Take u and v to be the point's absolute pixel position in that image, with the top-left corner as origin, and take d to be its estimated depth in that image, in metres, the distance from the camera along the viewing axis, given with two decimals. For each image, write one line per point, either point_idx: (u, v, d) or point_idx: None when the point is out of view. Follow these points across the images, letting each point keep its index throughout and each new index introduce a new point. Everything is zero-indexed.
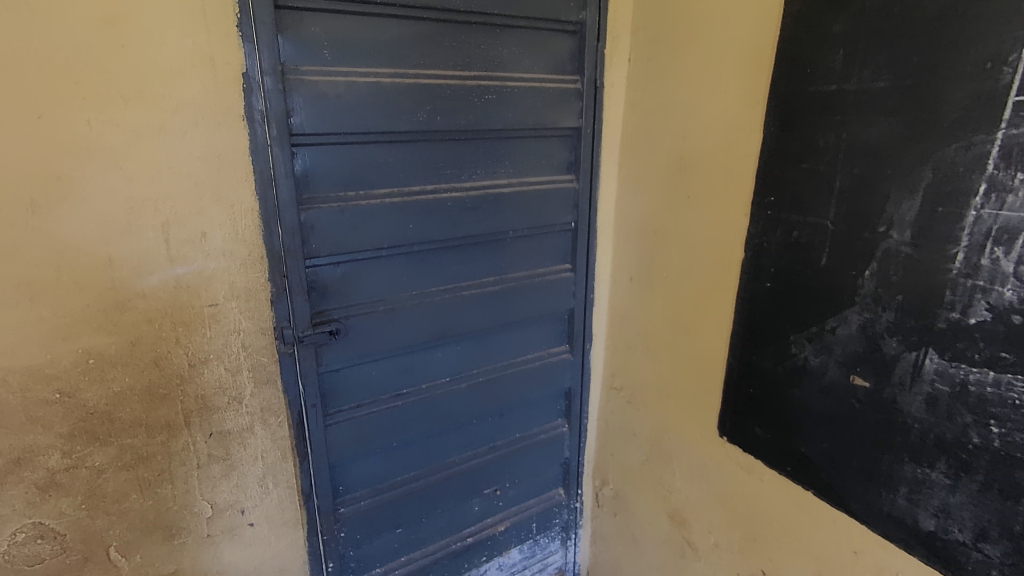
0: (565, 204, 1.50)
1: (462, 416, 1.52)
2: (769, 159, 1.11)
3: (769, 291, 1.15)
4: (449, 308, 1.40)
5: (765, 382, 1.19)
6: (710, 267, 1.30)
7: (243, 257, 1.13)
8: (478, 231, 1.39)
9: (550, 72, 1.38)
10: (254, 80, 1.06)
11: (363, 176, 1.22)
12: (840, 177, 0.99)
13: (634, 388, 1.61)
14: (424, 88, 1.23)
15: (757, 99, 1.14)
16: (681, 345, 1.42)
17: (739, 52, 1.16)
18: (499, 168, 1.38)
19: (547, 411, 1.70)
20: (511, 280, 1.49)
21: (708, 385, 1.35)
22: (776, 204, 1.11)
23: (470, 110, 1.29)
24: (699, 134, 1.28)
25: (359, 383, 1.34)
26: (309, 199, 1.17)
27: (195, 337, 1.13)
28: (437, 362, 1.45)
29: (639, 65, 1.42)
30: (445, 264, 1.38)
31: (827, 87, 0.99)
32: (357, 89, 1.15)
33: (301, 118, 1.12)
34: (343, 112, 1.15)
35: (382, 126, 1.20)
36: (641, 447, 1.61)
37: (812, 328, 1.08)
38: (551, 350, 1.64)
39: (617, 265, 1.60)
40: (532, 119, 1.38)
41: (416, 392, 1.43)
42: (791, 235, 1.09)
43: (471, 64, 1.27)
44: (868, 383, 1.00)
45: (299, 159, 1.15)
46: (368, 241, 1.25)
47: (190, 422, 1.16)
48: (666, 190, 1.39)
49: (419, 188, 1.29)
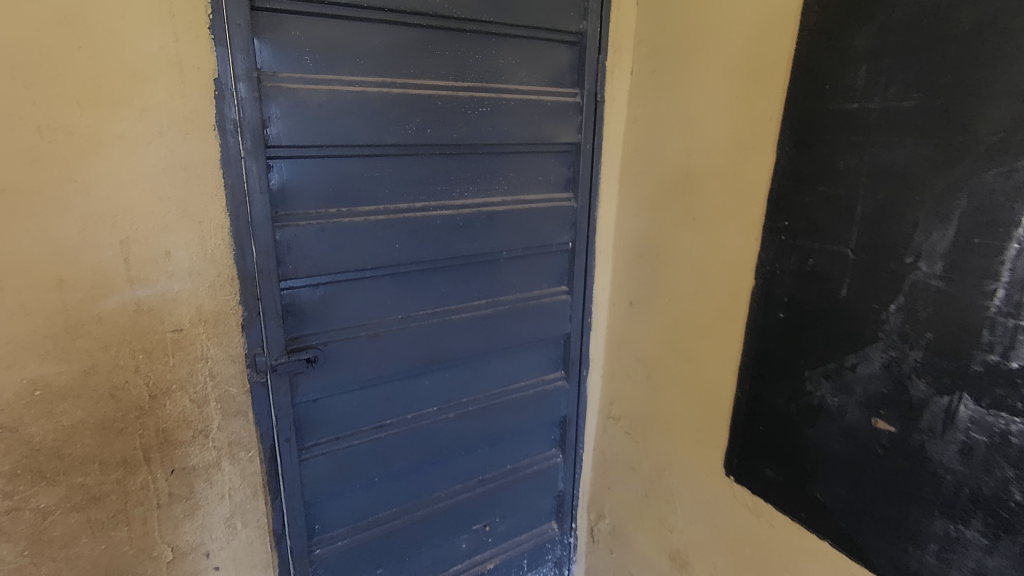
0: (562, 223, 1.42)
1: (450, 448, 1.42)
2: (782, 180, 1.04)
3: (782, 323, 1.07)
4: (438, 334, 1.31)
5: (777, 421, 1.10)
6: (716, 295, 1.22)
7: (212, 278, 1.04)
8: (470, 251, 1.30)
9: (547, 84, 1.31)
10: (227, 87, 0.97)
11: (346, 192, 1.13)
12: (862, 202, 0.91)
13: (632, 419, 1.52)
14: (414, 99, 1.14)
15: (769, 116, 1.06)
16: (684, 375, 1.33)
17: (750, 66, 1.08)
18: (493, 185, 1.30)
19: (539, 441, 1.60)
20: (505, 303, 1.40)
21: (713, 420, 1.26)
22: (791, 229, 1.03)
23: (462, 122, 1.21)
24: (705, 153, 1.20)
25: (339, 414, 1.25)
26: (286, 216, 1.08)
27: (157, 365, 1.03)
28: (423, 391, 1.35)
29: (642, 78, 1.35)
30: (433, 287, 1.29)
31: (848, 105, 0.92)
32: (340, 98, 1.07)
33: (278, 129, 1.03)
34: (324, 123, 1.07)
35: (367, 139, 1.11)
36: (640, 482, 1.52)
37: (829, 365, 0.99)
38: (546, 377, 1.55)
39: (616, 288, 1.52)
40: (528, 134, 1.30)
41: (401, 423, 1.33)
42: (807, 263, 1.01)
43: (464, 74, 1.19)
44: (892, 428, 0.91)
45: (276, 173, 1.06)
46: (350, 262, 1.16)
47: (150, 458, 1.06)
48: (670, 211, 1.31)
49: (406, 206, 1.20)
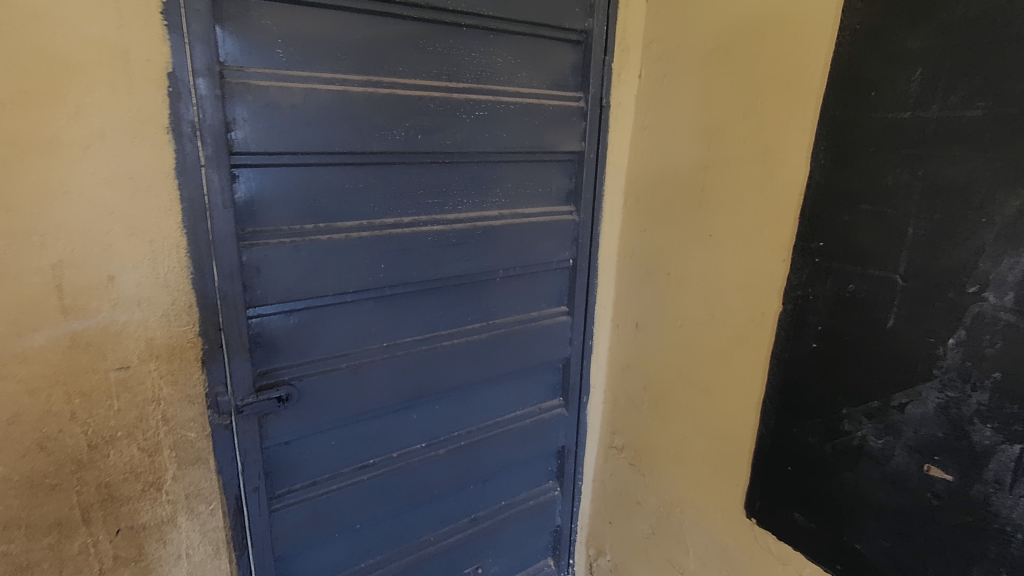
0: (562, 239, 1.30)
1: (441, 488, 1.28)
2: (818, 197, 0.93)
3: (816, 354, 0.96)
4: (426, 364, 1.17)
5: (809, 461, 0.99)
6: (736, 320, 1.11)
7: (166, 307, 0.88)
8: (463, 271, 1.17)
9: (549, 87, 1.19)
10: (183, 83, 0.82)
11: (325, 206, 0.99)
12: (914, 224, 0.81)
13: (638, 450, 1.40)
14: (403, 101, 1.01)
15: (801, 126, 0.95)
16: (697, 406, 1.22)
17: (778, 70, 0.98)
18: (489, 198, 1.18)
19: (535, 474, 1.48)
20: (500, 327, 1.28)
21: (731, 457, 1.15)
22: (827, 251, 0.93)
23: (457, 128, 1.08)
24: (724, 164, 1.09)
25: (315, 457, 1.10)
26: (254, 234, 0.94)
27: (98, 411, 0.86)
28: (411, 426, 1.21)
29: (650, 82, 1.24)
30: (423, 311, 1.16)
31: (898, 114, 0.82)
32: (318, 99, 0.93)
33: (245, 133, 0.89)
34: (299, 127, 0.92)
35: (349, 146, 0.98)
36: (646, 518, 1.40)
37: (872, 403, 0.89)
38: (543, 405, 1.43)
39: (620, 309, 1.41)
40: (528, 141, 1.18)
41: (385, 463, 1.19)
42: (846, 289, 0.91)
43: (459, 74, 1.06)
44: (949, 477, 0.81)
45: (242, 184, 0.91)
46: (329, 285, 1.01)
47: (90, 518, 0.88)
48: (682, 227, 1.20)
49: (393, 221, 1.07)
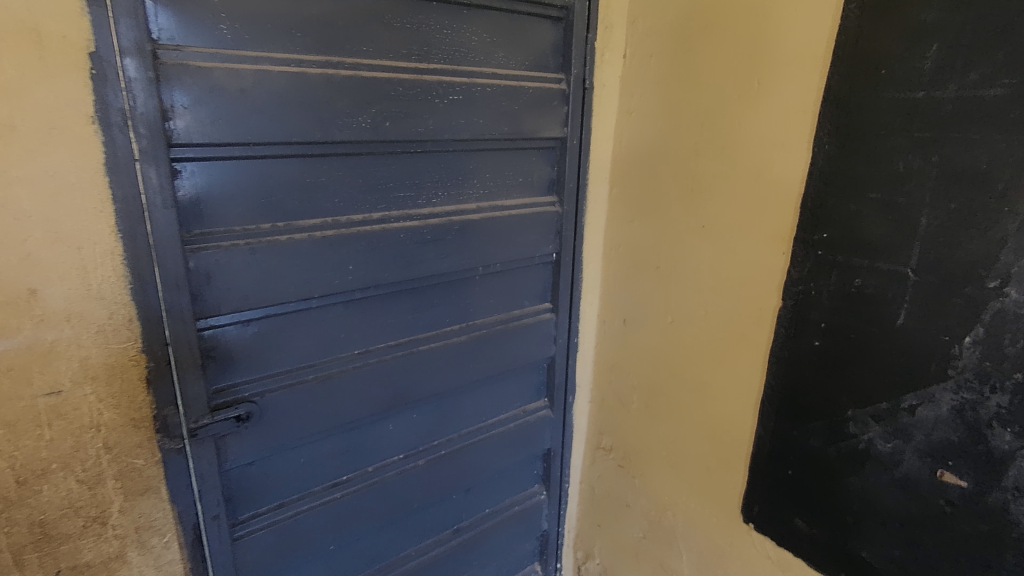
0: (545, 232, 1.22)
1: (421, 501, 1.21)
2: (821, 184, 0.87)
3: (818, 353, 0.90)
4: (402, 371, 1.09)
5: (812, 465, 0.94)
6: (731, 316, 1.05)
7: (102, 321, 0.77)
8: (439, 270, 1.08)
9: (529, 68, 1.10)
10: (109, 65, 0.71)
11: (284, 203, 0.89)
12: (928, 214, 0.75)
13: (627, 451, 1.34)
14: (369, 83, 0.91)
15: (802, 107, 0.89)
16: (690, 407, 1.16)
17: (776, 48, 0.91)
18: (466, 190, 1.09)
19: (521, 478, 1.41)
20: (481, 327, 1.19)
21: (728, 459, 1.10)
22: (831, 243, 0.87)
23: (429, 114, 0.98)
24: (717, 150, 1.02)
25: (282, 477, 1.01)
26: (203, 236, 0.83)
27: (26, 442, 0.74)
28: (387, 439, 1.12)
29: (636, 63, 1.16)
30: (396, 314, 1.06)
31: (911, 94, 0.75)
32: (272, 81, 0.82)
33: (186, 121, 0.77)
34: (251, 113, 0.81)
35: (309, 136, 0.87)
36: (636, 522, 1.34)
37: (880, 405, 0.84)
38: (528, 407, 1.35)
39: (607, 304, 1.34)
40: (507, 127, 1.09)
41: (360, 478, 1.11)
42: (852, 283, 0.85)
43: (430, 53, 0.97)
44: (964, 482, 0.77)
45: (186, 179, 0.80)
46: (291, 290, 0.91)
47: (22, 562, 0.77)
48: (672, 218, 1.13)
49: (361, 217, 0.97)
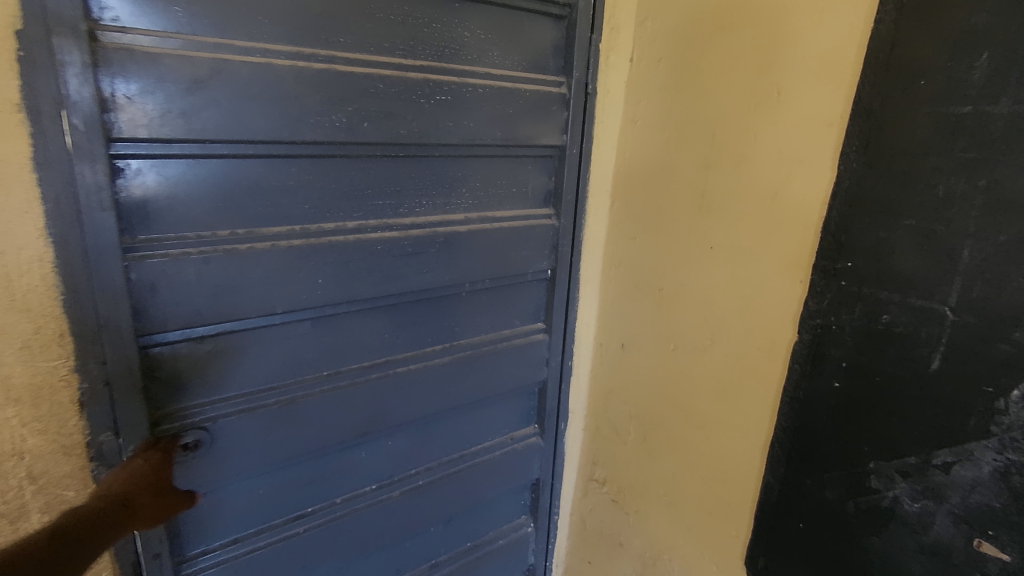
0: (540, 247, 1.13)
1: (395, 535, 1.10)
2: (846, 206, 0.77)
3: (837, 396, 0.80)
4: (376, 395, 0.99)
5: (825, 521, 0.84)
6: (739, 348, 0.95)
7: (28, 336, 0.68)
8: (420, 286, 0.99)
9: (526, 69, 1.01)
10: (38, 45, 0.62)
11: (246, 208, 0.80)
12: (972, 247, 0.66)
13: (621, 486, 1.24)
14: (345, 78, 0.82)
15: (827, 120, 0.80)
16: (691, 443, 1.06)
17: (799, 54, 0.82)
18: (453, 199, 1.00)
19: (506, 509, 1.31)
20: (466, 348, 1.10)
21: (731, 504, 1.00)
22: (857, 273, 0.77)
23: (413, 115, 0.89)
24: (729, 165, 0.93)
25: (238, 510, 0.91)
26: (148, 244, 0.74)
27: None
28: (359, 468, 1.03)
29: (643, 67, 1.07)
30: (373, 333, 0.97)
31: (956, 108, 0.66)
32: (233, 72, 0.73)
33: (132, 114, 0.68)
34: (207, 107, 0.72)
35: (274, 135, 0.78)
36: (628, 562, 1.24)
37: (908, 459, 0.74)
38: (515, 434, 1.26)
39: (604, 326, 1.24)
40: (500, 133, 1.00)
41: (327, 511, 1.01)
42: (878, 320, 0.75)
43: (417, 48, 0.88)
44: (1005, 555, 0.67)
45: (131, 179, 0.71)
46: (251, 305, 0.82)
47: None
48: (677, 237, 1.04)
49: (333, 226, 0.88)
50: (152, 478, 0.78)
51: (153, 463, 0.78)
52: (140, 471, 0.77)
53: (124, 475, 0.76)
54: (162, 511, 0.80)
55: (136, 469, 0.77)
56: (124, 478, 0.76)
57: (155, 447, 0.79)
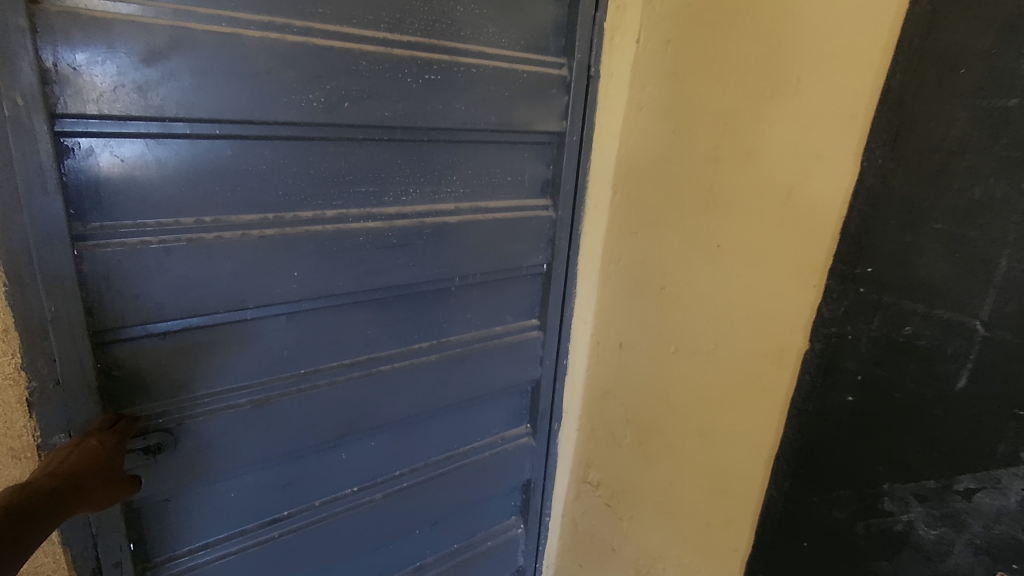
0: (536, 240, 1.06)
1: (377, 540, 1.05)
2: (869, 206, 0.70)
3: (851, 411, 0.75)
4: (357, 395, 0.93)
5: (831, 542, 0.79)
6: (744, 355, 0.89)
7: None
8: (407, 280, 0.92)
9: (524, 49, 0.94)
10: None
11: (213, 193, 0.73)
12: (1010, 256, 0.60)
13: (615, 490, 1.19)
14: (324, 53, 0.74)
15: (850, 112, 0.73)
16: (690, 451, 1.01)
17: (822, 38, 0.75)
18: (443, 188, 0.93)
19: (495, 511, 1.26)
20: (455, 345, 1.04)
21: (730, 517, 0.95)
22: (878, 280, 0.70)
23: (399, 95, 0.82)
24: (740, 159, 0.86)
25: (208, 514, 0.86)
26: (102, 231, 0.67)
27: None
28: (339, 470, 0.97)
29: (650, 49, 0.99)
30: (354, 329, 0.91)
31: (999, 102, 0.59)
32: (196, 42, 0.66)
33: (77, 87, 0.61)
34: (167, 82, 0.65)
35: (244, 114, 0.71)
36: (621, 568, 1.19)
37: (926, 483, 0.68)
38: (506, 434, 1.21)
39: (601, 325, 1.18)
40: (494, 117, 0.93)
41: (304, 515, 0.95)
42: (898, 331, 0.69)
43: (404, 22, 0.80)
44: None
45: (82, 159, 0.65)
46: (220, 299, 0.76)
47: None
48: (681, 233, 0.97)
49: (311, 215, 0.81)
50: (107, 459, 0.66)
51: (108, 445, 0.67)
52: (92, 453, 0.66)
53: (75, 454, 0.64)
54: (111, 497, 0.65)
55: (89, 449, 0.66)
56: (77, 456, 0.64)
57: (109, 429, 0.69)
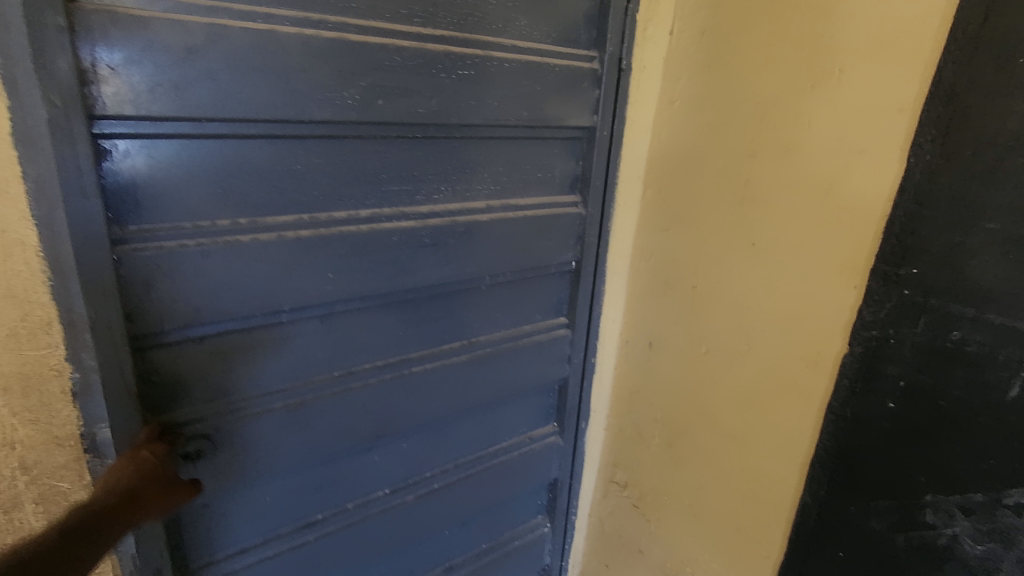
0: (565, 237, 1.05)
1: (408, 539, 1.06)
2: (915, 205, 0.67)
3: (892, 418, 0.71)
4: (388, 395, 0.94)
5: (869, 554, 0.76)
6: (779, 356, 0.86)
7: (14, 323, 0.64)
8: (438, 279, 0.92)
9: (555, 42, 0.93)
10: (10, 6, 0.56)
11: (248, 195, 0.74)
12: None
13: (643, 492, 1.17)
14: (356, 49, 0.75)
15: (898, 105, 0.70)
16: (721, 455, 0.98)
17: (869, 27, 0.71)
18: (474, 186, 0.93)
19: (521, 509, 1.26)
20: (485, 346, 1.04)
21: (761, 523, 0.93)
22: (923, 282, 0.67)
23: (432, 91, 0.82)
24: (778, 153, 0.83)
25: (243, 518, 0.88)
26: (141, 235, 0.69)
27: None
28: (370, 473, 0.98)
29: (684, 39, 0.96)
30: (386, 330, 0.91)
31: None
32: (228, 40, 0.67)
33: (116, 88, 0.63)
34: (202, 80, 0.66)
35: (278, 112, 0.72)
36: (649, 570, 1.18)
37: (972, 496, 0.65)
38: (534, 433, 1.20)
39: (630, 324, 1.16)
40: (526, 112, 0.92)
41: (336, 518, 0.97)
42: (945, 336, 0.66)
43: (438, 16, 0.80)
44: None
45: (121, 158, 0.66)
46: (254, 296, 0.77)
47: None
48: (715, 230, 0.94)
49: (344, 214, 0.82)
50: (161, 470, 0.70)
51: (159, 454, 0.72)
52: (147, 463, 0.70)
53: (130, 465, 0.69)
54: (172, 502, 0.71)
55: (143, 459, 0.70)
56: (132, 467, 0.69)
57: (156, 440, 0.73)
